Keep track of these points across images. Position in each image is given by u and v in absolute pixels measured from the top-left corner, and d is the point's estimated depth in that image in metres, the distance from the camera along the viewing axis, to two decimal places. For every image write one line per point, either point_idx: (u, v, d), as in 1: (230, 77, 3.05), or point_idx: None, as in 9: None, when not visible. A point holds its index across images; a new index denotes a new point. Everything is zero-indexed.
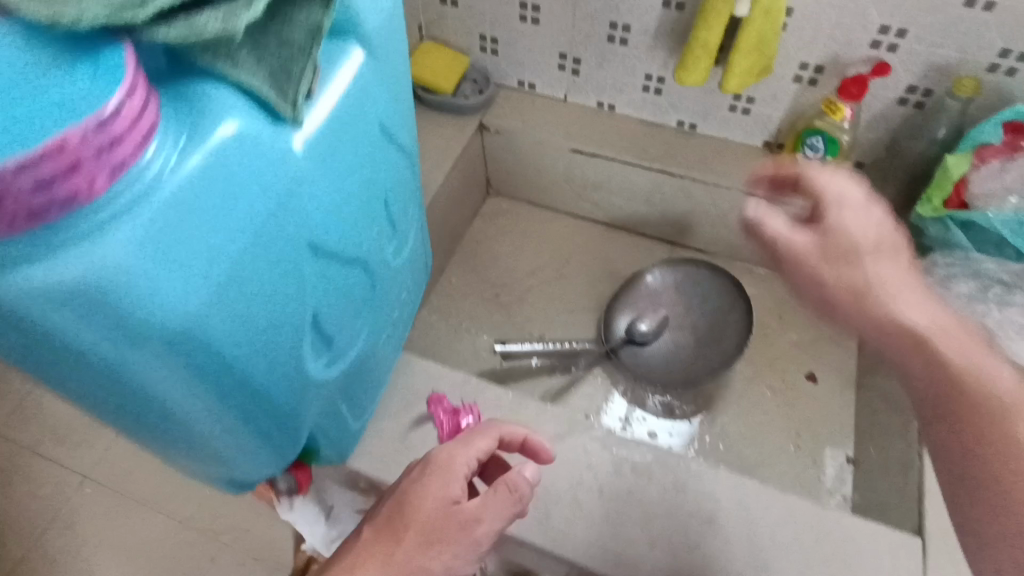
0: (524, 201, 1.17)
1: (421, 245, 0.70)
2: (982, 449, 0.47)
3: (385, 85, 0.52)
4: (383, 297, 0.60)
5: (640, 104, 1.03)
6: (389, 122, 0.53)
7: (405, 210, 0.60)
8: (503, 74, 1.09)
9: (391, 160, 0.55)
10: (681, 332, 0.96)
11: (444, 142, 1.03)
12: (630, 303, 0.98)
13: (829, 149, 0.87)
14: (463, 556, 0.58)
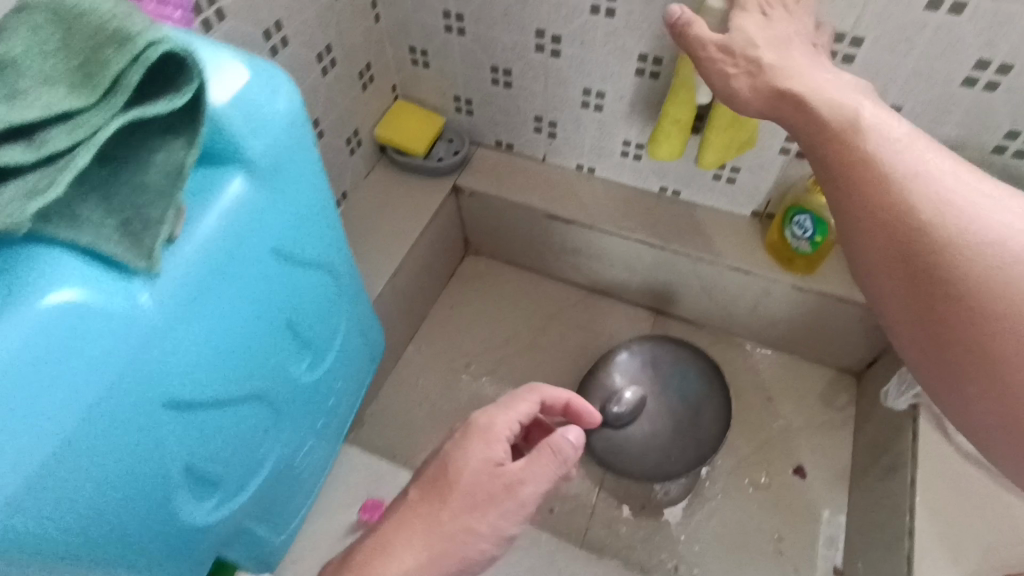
0: (504, 262, 1.12)
1: (355, 345, 0.67)
2: (926, 250, 0.44)
3: (279, 207, 0.48)
4: (294, 418, 0.56)
5: (619, 168, 0.97)
6: (290, 244, 0.50)
7: (323, 324, 0.57)
8: (480, 134, 1.05)
9: (298, 282, 0.51)
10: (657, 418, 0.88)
11: (414, 207, 0.99)
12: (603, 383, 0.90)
13: (817, 230, 0.80)
14: (505, 519, 0.53)
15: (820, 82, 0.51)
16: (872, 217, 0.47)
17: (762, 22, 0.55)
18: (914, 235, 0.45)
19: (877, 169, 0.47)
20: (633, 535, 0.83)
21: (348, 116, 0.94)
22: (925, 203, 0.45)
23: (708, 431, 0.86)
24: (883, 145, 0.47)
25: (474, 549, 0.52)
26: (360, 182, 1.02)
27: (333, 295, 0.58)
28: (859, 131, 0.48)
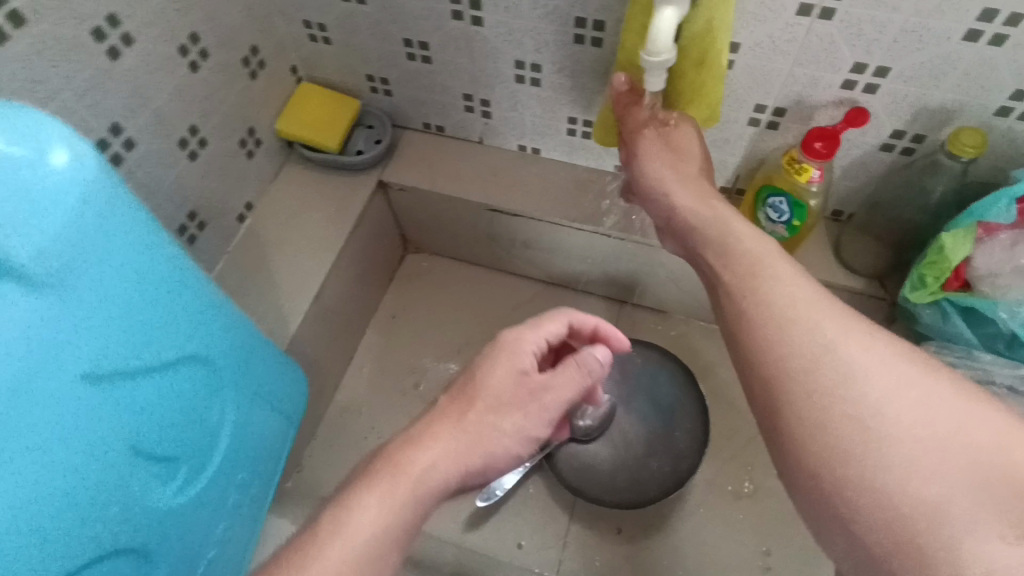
0: (448, 258, 1.00)
1: (259, 418, 0.57)
2: (834, 411, 0.41)
3: (78, 320, 0.38)
4: (170, 544, 0.48)
5: (568, 147, 0.84)
6: (105, 360, 0.40)
7: (188, 427, 0.48)
8: (405, 117, 0.90)
9: (130, 398, 0.42)
10: (630, 432, 0.79)
11: (334, 211, 0.86)
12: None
13: (795, 213, 0.69)
14: (533, 423, 0.53)
15: (697, 201, 0.58)
16: (769, 352, 0.45)
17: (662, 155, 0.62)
18: (814, 378, 0.42)
19: (799, 325, 0.45)
20: (610, 566, 0.75)
21: (239, 113, 0.78)
22: (846, 370, 0.41)
23: (685, 441, 0.78)
24: (786, 287, 0.47)
25: (498, 444, 0.51)
26: (269, 188, 0.87)
27: (201, 384, 0.49)
28: (764, 262, 0.50)
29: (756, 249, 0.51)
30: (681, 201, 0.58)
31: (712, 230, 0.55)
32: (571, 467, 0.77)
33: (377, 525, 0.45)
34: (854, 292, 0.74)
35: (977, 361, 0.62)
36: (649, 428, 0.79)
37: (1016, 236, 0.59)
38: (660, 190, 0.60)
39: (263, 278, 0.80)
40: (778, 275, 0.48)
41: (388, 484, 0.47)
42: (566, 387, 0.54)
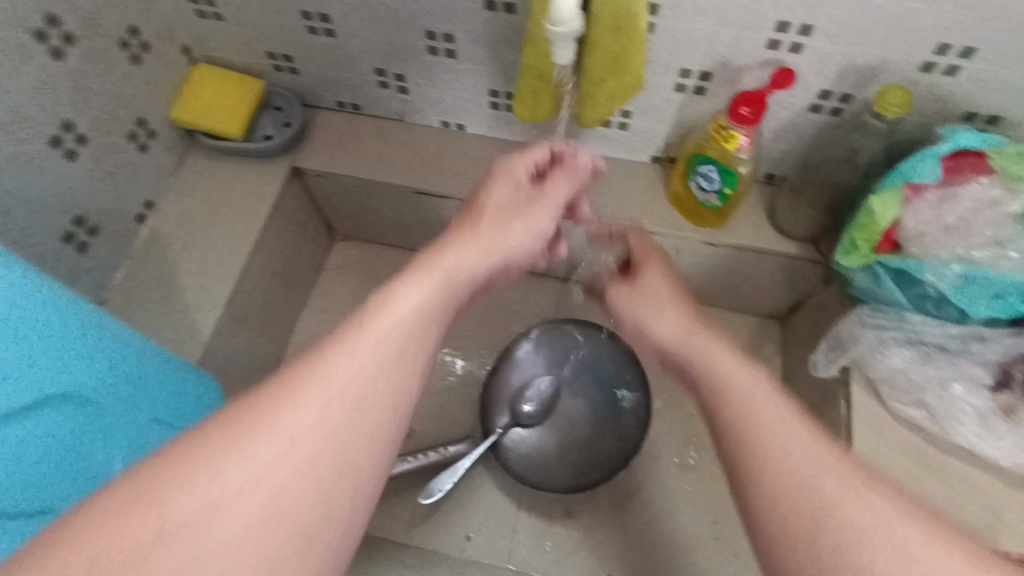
0: (379, 245, 0.94)
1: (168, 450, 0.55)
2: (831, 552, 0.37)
3: None
4: None
5: (493, 121, 0.80)
6: None
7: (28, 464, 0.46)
8: (316, 96, 0.83)
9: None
10: (575, 415, 0.77)
11: (245, 204, 0.79)
12: (511, 374, 0.79)
13: (725, 182, 0.67)
14: (539, 225, 0.59)
15: (682, 328, 0.60)
16: (763, 484, 0.42)
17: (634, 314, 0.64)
18: (804, 503, 0.40)
19: (783, 440, 0.43)
20: (561, 552, 0.74)
21: (123, 103, 0.70)
22: (810, 476, 0.41)
23: (627, 422, 0.77)
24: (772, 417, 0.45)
25: (515, 241, 0.57)
26: (171, 183, 0.80)
27: (79, 422, 0.50)
28: (757, 393, 0.48)
29: (744, 384, 0.50)
30: (664, 328, 0.61)
31: (695, 367, 0.55)
32: (515, 454, 0.75)
33: (379, 367, 0.40)
34: (790, 257, 0.73)
35: (909, 324, 0.62)
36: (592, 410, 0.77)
37: (943, 195, 0.59)
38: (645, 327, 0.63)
39: (171, 283, 0.74)
40: (756, 406, 0.47)
41: (369, 328, 0.41)
42: (562, 187, 0.62)
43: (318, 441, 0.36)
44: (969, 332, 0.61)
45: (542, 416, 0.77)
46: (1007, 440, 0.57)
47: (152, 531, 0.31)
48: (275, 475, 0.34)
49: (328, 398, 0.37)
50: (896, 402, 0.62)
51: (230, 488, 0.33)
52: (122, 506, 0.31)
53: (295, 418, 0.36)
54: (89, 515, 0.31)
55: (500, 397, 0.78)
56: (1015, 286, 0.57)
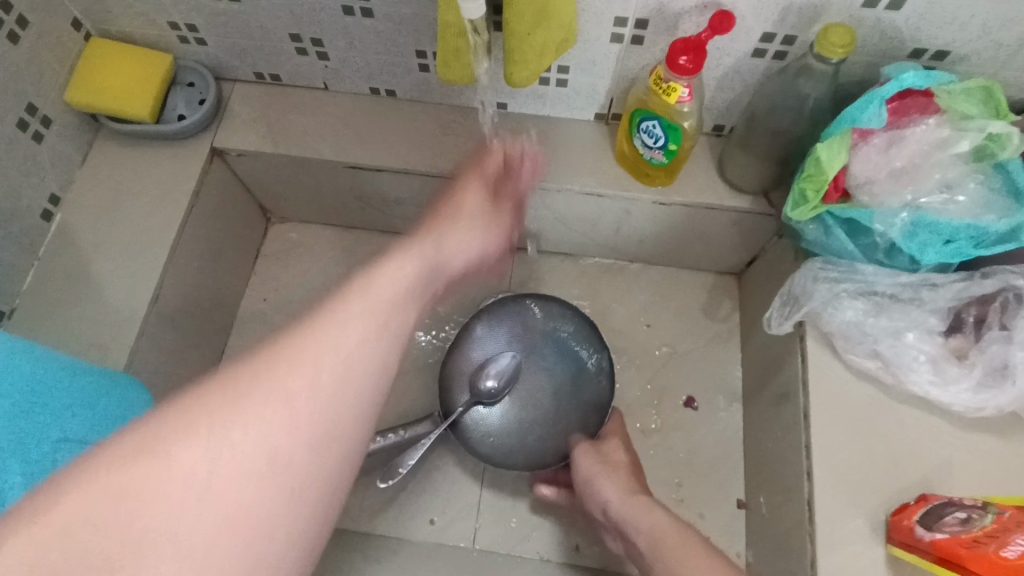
0: (319, 225, 0.89)
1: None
2: None
3: None
4: None
5: (425, 85, 0.74)
6: None
7: None
8: (231, 68, 0.77)
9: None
10: (537, 391, 0.74)
11: (162, 191, 0.73)
12: (471, 354, 0.75)
13: (670, 137, 0.63)
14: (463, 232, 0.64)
15: (633, 502, 0.61)
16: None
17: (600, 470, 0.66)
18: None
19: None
20: (526, 527, 0.73)
21: (7, 88, 0.63)
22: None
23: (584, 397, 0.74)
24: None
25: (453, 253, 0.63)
26: (79, 173, 0.73)
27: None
28: (684, 549, 0.52)
29: (668, 539, 0.54)
30: (609, 497, 0.63)
31: (643, 541, 0.56)
32: (474, 434, 0.72)
33: (358, 348, 0.39)
34: (741, 211, 0.70)
35: (860, 275, 0.60)
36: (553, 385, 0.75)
37: (890, 138, 0.57)
38: (594, 484, 0.65)
39: (87, 283, 0.68)
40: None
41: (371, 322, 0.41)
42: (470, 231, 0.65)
43: (302, 428, 0.35)
44: (921, 280, 0.59)
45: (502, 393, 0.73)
46: (960, 385, 0.57)
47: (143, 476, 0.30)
48: (237, 462, 0.32)
49: (316, 385, 0.36)
50: (851, 353, 0.61)
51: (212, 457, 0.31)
52: (120, 458, 0.30)
53: (274, 401, 0.34)
54: (87, 465, 0.29)
55: (461, 377, 0.74)
56: (965, 229, 0.55)
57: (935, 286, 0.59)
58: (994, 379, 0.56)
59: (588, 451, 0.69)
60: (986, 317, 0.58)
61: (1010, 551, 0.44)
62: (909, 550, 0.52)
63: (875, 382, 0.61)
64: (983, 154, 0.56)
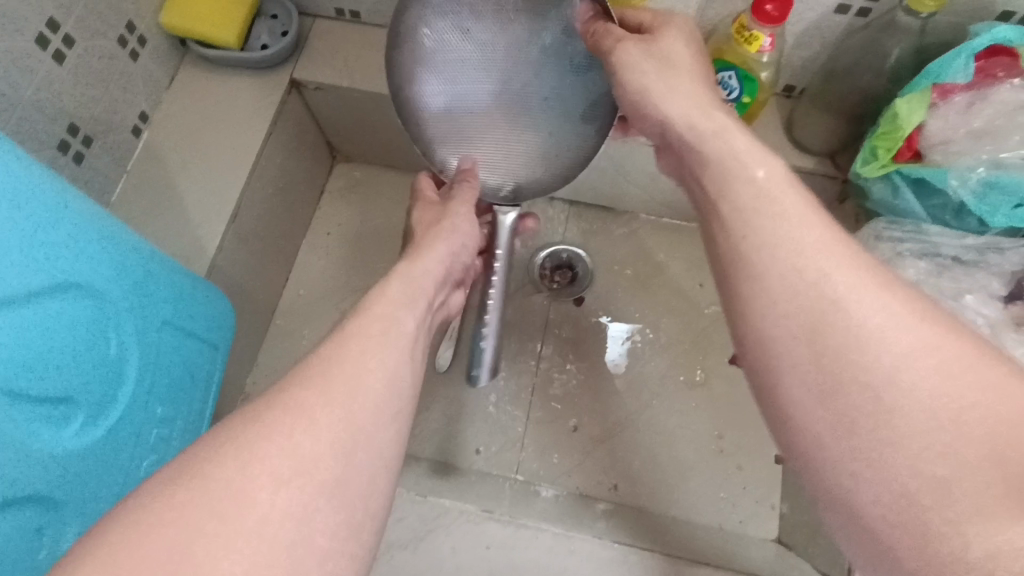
0: (381, 165, 0.92)
1: (188, 349, 0.58)
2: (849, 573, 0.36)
3: (92, 241, 0.47)
4: (40, 482, 0.45)
5: None
6: (94, 278, 0.48)
7: (98, 375, 0.48)
8: (314, 3, 0.79)
9: (26, 330, 0.43)
10: (524, 84, 0.57)
11: (244, 117, 0.76)
12: (422, 102, 0.57)
13: (745, 89, 0.64)
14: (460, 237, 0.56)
15: (702, 122, 0.44)
16: (767, 306, 0.37)
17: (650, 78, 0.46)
18: (824, 337, 0.35)
19: (819, 296, 0.35)
20: (568, 465, 0.75)
21: (112, 4, 0.66)
22: (859, 336, 0.34)
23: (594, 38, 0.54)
24: (773, 256, 0.37)
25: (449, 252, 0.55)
26: (167, 95, 0.77)
27: (144, 371, 0.53)
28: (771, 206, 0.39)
29: (753, 188, 0.40)
30: (670, 116, 0.46)
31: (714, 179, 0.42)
32: (521, 176, 0.60)
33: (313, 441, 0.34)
34: (806, 171, 0.71)
35: (925, 236, 0.61)
36: (534, 53, 0.56)
37: (972, 98, 0.57)
38: (649, 103, 0.47)
39: (172, 198, 0.72)
40: (774, 215, 0.38)
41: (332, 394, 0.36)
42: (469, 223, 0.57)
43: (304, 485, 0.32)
44: (988, 243, 0.59)
45: (494, 106, 0.58)
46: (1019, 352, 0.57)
47: (219, 472, 0.31)
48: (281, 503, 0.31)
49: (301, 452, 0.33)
50: None
51: (322, 401, 0.35)
52: (179, 476, 0.31)
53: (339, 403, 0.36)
54: (150, 486, 0.31)
55: (442, 131, 0.58)
56: None
57: (1001, 251, 0.59)
58: None
59: (635, 53, 0.47)
60: None
61: None
62: None
63: None
64: None
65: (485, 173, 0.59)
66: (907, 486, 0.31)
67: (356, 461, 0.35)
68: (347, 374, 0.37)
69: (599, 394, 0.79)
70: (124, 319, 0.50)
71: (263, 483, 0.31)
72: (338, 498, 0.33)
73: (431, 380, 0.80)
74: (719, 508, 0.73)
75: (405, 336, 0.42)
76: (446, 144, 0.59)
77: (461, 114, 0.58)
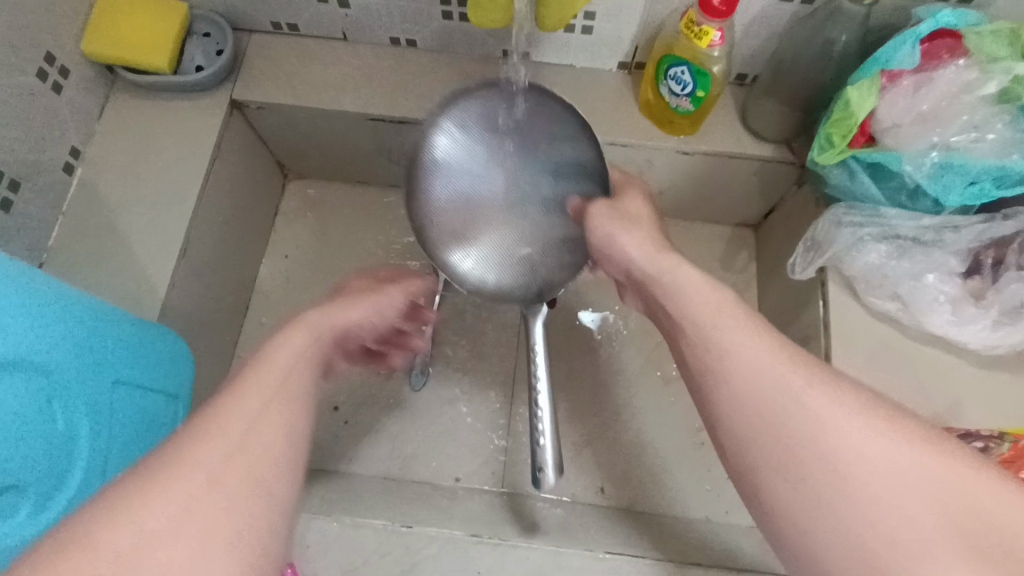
0: (336, 180, 0.89)
1: (146, 405, 0.55)
2: None
3: (34, 314, 0.45)
4: None
5: (447, 35, 0.74)
6: (37, 357, 0.45)
7: (49, 453, 0.46)
8: (247, 18, 0.76)
9: None
10: (532, 187, 0.56)
11: (185, 145, 0.72)
12: (430, 206, 0.56)
13: (699, 83, 0.64)
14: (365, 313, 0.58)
15: (660, 259, 0.48)
16: (716, 394, 0.41)
17: (606, 210, 0.53)
18: (775, 409, 0.38)
19: (773, 376, 0.39)
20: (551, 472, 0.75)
21: (28, 37, 0.62)
22: (806, 402, 0.37)
23: (590, 168, 0.58)
24: (745, 361, 0.40)
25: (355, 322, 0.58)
26: (98, 127, 0.72)
27: (96, 444, 0.50)
28: (711, 310, 0.43)
29: (708, 305, 0.44)
30: (631, 252, 0.49)
31: (665, 304, 0.46)
32: (532, 277, 0.57)
33: (205, 494, 0.34)
34: (764, 159, 0.71)
35: (884, 219, 0.62)
36: (535, 163, 0.57)
37: (918, 80, 0.58)
38: (612, 241, 0.51)
39: (116, 238, 0.68)
40: (737, 339, 0.41)
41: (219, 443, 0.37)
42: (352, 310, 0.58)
43: (190, 550, 0.33)
44: (944, 222, 0.61)
45: (499, 210, 0.56)
46: (977, 324, 0.60)
47: (106, 530, 0.31)
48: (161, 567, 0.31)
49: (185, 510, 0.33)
50: (871, 295, 0.63)
51: (218, 449, 0.36)
52: (65, 547, 0.30)
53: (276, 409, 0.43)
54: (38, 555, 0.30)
55: (459, 244, 0.56)
56: (988, 170, 0.56)
57: (959, 230, 0.60)
58: (1010, 317, 0.59)
59: (602, 209, 0.53)
60: (1003, 259, 0.60)
61: None
62: None
63: (894, 323, 0.64)
64: (1008, 96, 0.57)
65: (496, 278, 0.57)
66: (858, 533, 0.34)
67: (259, 470, 0.37)
68: (238, 417, 0.39)
69: (578, 396, 0.79)
70: (73, 389, 0.48)
71: (165, 522, 0.32)
72: (226, 526, 0.34)
73: (408, 400, 0.78)
74: (703, 500, 0.74)
75: (301, 390, 0.44)
76: (464, 256, 0.56)
77: (470, 228, 0.56)
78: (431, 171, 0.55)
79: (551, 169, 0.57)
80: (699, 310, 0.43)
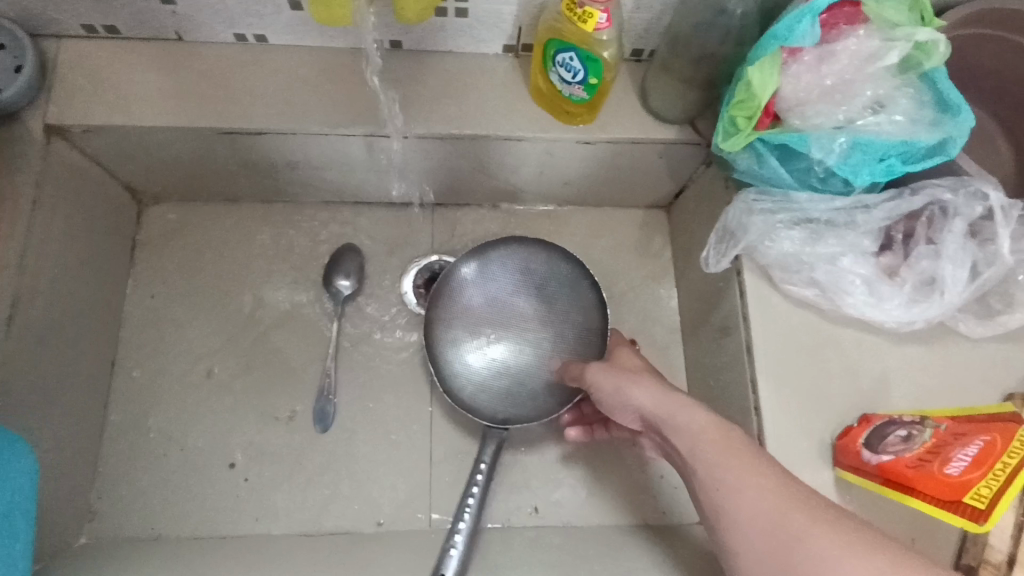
0: (203, 201, 0.78)
1: None
2: None
3: None
4: None
5: (300, 28, 0.64)
6: None
7: None
8: (47, 21, 0.62)
9: None
10: (532, 314, 0.72)
11: None
12: (449, 311, 0.72)
13: (590, 70, 0.57)
14: None
15: (665, 405, 0.50)
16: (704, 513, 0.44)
17: (641, 393, 0.51)
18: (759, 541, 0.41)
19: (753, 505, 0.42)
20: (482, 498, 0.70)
21: None
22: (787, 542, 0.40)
23: (595, 327, 0.72)
24: (745, 504, 0.42)
25: None
26: None
27: None
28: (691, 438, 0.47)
29: (717, 446, 0.46)
30: (642, 402, 0.51)
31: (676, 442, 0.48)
32: (512, 407, 0.69)
33: None
34: (669, 143, 0.66)
35: (794, 204, 0.59)
36: (537, 300, 0.72)
37: (820, 55, 0.54)
38: (623, 396, 0.53)
39: None
40: (739, 485, 0.43)
41: None
42: None
43: None
44: (855, 202, 0.59)
45: (503, 328, 0.71)
46: (892, 302, 0.57)
47: None
48: None
49: None
50: (788, 283, 0.59)
51: None
52: None
53: None
54: None
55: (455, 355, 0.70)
56: (895, 146, 0.53)
57: (868, 207, 0.58)
58: (924, 292, 0.57)
59: (603, 370, 0.56)
60: (913, 232, 0.59)
61: (954, 468, 0.46)
62: (855, 473, 0.54)
63: (812, 310, 0.60)
64: (909, 63, 0.54)
65: (482, 401, 0.69)
66: None
67: None
68: None
69: None
70: None
71: None
72: None
73: (315, 443, 0.71)
74: (640, 504, 0.71)
75: None
76: (463, 357, 0.70)
77: (476, 338, 0.71)
78: (455, 289, 0.72)
79: (557, 329, 0.72)
80: (709, 451, 0.45)
